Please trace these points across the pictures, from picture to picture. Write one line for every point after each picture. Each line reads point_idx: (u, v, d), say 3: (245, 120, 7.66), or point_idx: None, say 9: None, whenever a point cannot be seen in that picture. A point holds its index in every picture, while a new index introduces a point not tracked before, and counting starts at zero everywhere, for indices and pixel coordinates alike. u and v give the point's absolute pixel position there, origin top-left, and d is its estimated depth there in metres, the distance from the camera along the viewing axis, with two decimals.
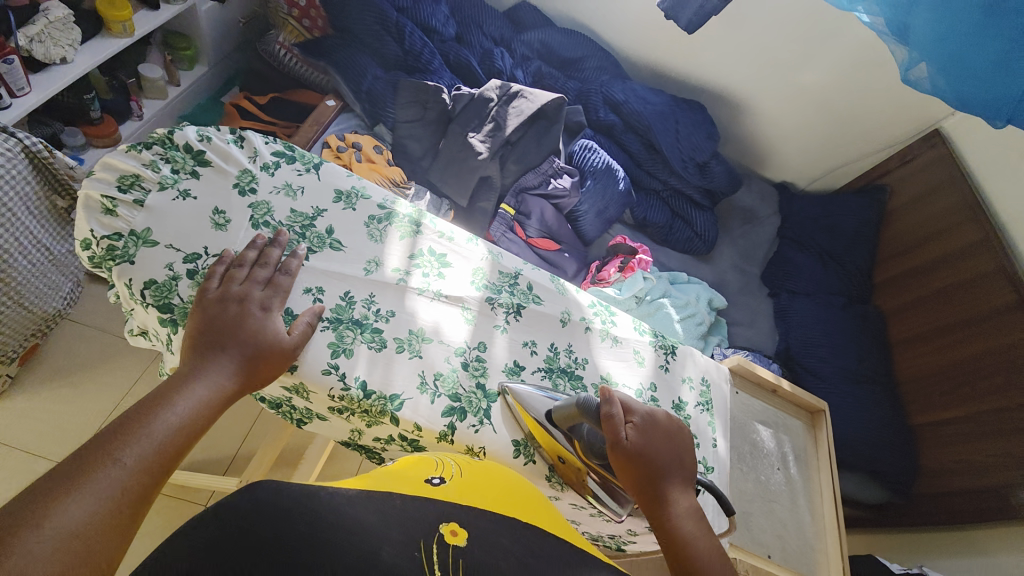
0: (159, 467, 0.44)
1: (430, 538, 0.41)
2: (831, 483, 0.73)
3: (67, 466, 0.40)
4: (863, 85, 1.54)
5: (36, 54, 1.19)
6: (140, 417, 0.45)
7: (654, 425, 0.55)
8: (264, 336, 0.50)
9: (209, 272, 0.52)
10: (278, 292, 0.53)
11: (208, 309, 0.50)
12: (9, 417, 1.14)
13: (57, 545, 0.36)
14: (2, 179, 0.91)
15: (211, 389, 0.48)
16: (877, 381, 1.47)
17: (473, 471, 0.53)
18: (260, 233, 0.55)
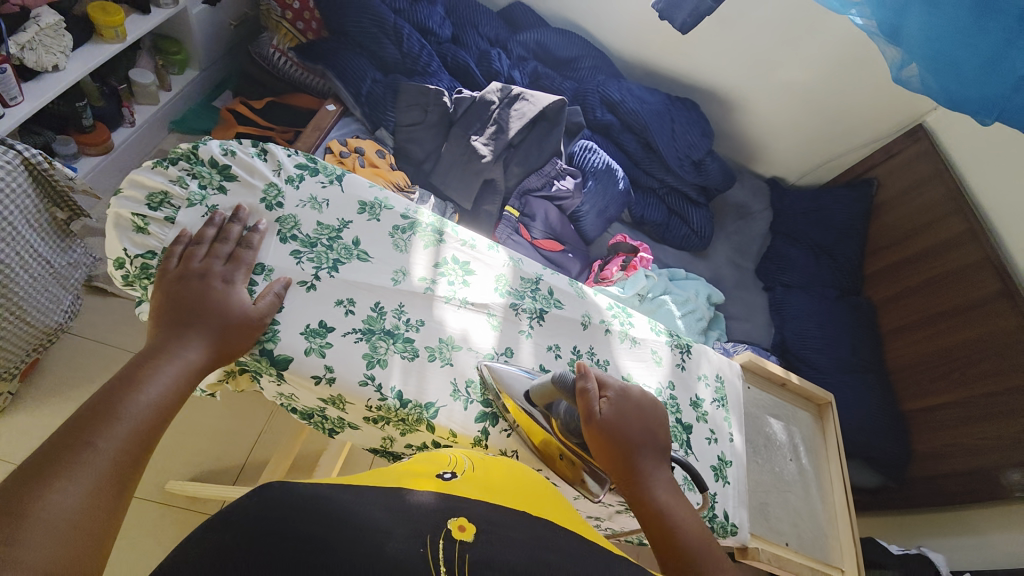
0: (140, 447, 0.43)
1: (436, 533, 0.37)
2: (840, 472, 0.77)
3: (37, 457, 0.39)
4: (851, 81, 1.57)
5: (28, 62, 1.16)
6: (112, 401, 0.43)
7: (626, 399, 0.56)
8: (230, 308, 0.51)
9: (167, 253, 0.52)
10: (241, 266, 0.53)
11: (171, 289, 0.50)
12: (8, 434, 1.11)
13: (42, 528, 0.35)
14: (3, 192, 0.89)
15: (181, 366, 0.48)
16: (870, 370, 1.51)
17: (488, 468, 0.51)
18: (218, 211, 0.56)
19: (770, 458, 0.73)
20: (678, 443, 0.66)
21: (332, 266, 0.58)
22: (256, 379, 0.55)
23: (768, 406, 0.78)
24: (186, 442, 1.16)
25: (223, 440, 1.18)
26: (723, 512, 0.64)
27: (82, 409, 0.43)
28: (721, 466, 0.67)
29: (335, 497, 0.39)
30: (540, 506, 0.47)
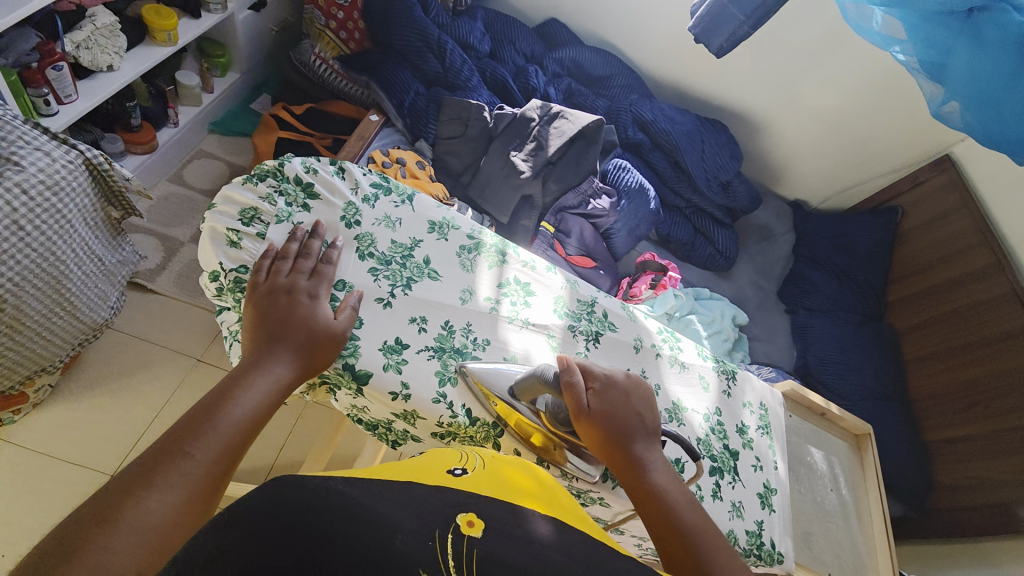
0: (228, 459, 0.46)
1: (444, 527, 0.35)
2: (878, 504, 0.82)
3: (141, 464, 0.42)
4: (882, 110, 1.57)
5: (83, 60, 1.19)
6: (209, 412, 0.46)
7: (613, 387, 0.57)
8: (316, 322, 0.53)
9: (256, 267, 0.55)
10: (323, 280, 0.56)
11: (262, 302, 0.53)
12: (50, 424, 1.14)
13: (143, 535, 0.38)
14: (64, 191, 0.92)
15: (271, 380, 0.50)
16: (893, 399, 1.50)
17: (499, 468, 0.49)
18: (299, 226, 0.59)
19: (812, 489, 0.78)
20: (727, 469, 0.67)
21: (406, 284, 0.61)
22: (332, 391, 0.58)
23: (811, 437, 0.82)
24: None
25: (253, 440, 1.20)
26: (770, 539, 0.66)
27: (184, 419, 0.46)
28: (767, 494, 0.69)
29: (349, 491, 0.37)
30: (549, 507, 0.45)
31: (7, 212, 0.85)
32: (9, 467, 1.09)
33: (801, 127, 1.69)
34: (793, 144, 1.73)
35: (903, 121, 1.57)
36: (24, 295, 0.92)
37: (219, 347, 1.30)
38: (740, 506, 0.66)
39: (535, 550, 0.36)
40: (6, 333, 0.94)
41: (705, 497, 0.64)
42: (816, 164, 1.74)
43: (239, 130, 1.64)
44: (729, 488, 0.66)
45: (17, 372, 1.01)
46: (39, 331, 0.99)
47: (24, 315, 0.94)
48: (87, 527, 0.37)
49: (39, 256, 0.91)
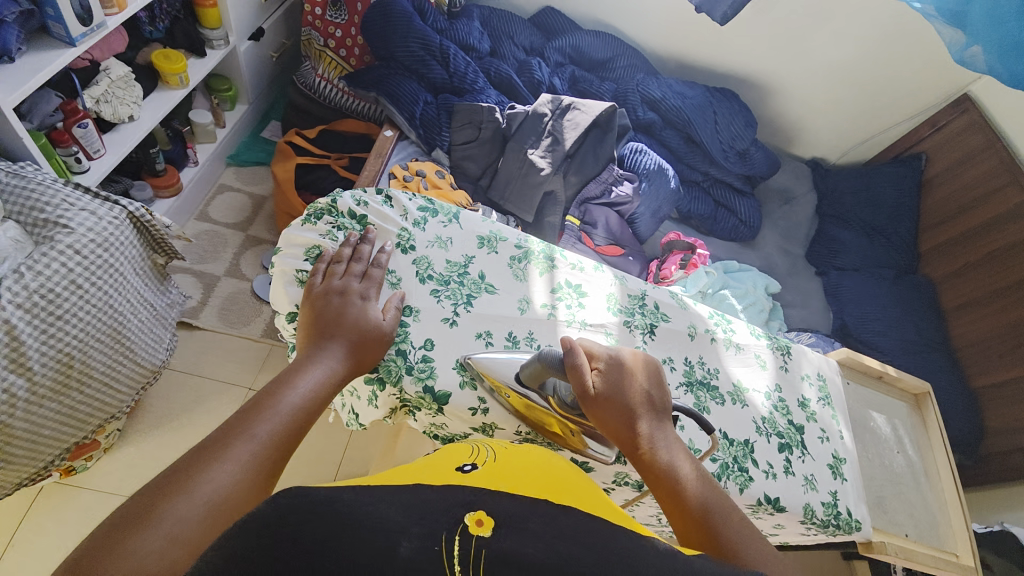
0: (287, 444, 0.46)
1: (453, 529, 0.33)
2: (944, 457, 0.85)
3: (208, 441, 0.43)
4: (891, 57, 1.53)
5: (105, 114, 1.22)
6: (271, 396, 0.48)
7: (619, 369, 0.57)
8: (366, 321, 0.57)
9: (314, 270, 0.61)
10: (373, 283, 0.61)
11: (317, 302, 0.58)
12: (118, 467, 1.18)
13: (206, 508, 0.39)
14: (116, 247, 0.96)
15: (324, 371, 0.52)
16: (937, 349, 1.42)
17: (509, 461, 0.51)
18: (351, 233, 0.65)
19: (881, 453, 0.81)
20: (796, 444, 0.68)
21: (467, 301, 0.65)
22: (412, 413, 0.63)
23: (872, 402, 0.85)
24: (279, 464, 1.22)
25: (310, 460, 1.23)
26: (846, 508, 0.67)
27: (247, 403, 0.47)
28: (837, 464, 0.70)
29: (354, 496, 0.35)
30: (562, 492, 0.46)
31: (64, 273, 0.89)
32: (87, 512, 1.12)
33: (812, 84, 1.65)
34: (805, 104, 1.70)
35: (915, 65, 1.52)
36: (87, 348, 0.92)
37: (267, 374, 1.34)
38: (813, 479, 0.67)
39: (543, 541, 0.34)
40: (75, 388, 0.93)
41: (778, 474, 0.65)
42: (831, 121, 1.70)
43: (254, 160, 1.66)
44: (800, 462, 0.67)
45: (89, 423, 0.99)
46: (105, 380, 0.98)
47: (91, 368, 0.94)
48: (157, 496, 0.39)
49: (96, 309, 0.93)
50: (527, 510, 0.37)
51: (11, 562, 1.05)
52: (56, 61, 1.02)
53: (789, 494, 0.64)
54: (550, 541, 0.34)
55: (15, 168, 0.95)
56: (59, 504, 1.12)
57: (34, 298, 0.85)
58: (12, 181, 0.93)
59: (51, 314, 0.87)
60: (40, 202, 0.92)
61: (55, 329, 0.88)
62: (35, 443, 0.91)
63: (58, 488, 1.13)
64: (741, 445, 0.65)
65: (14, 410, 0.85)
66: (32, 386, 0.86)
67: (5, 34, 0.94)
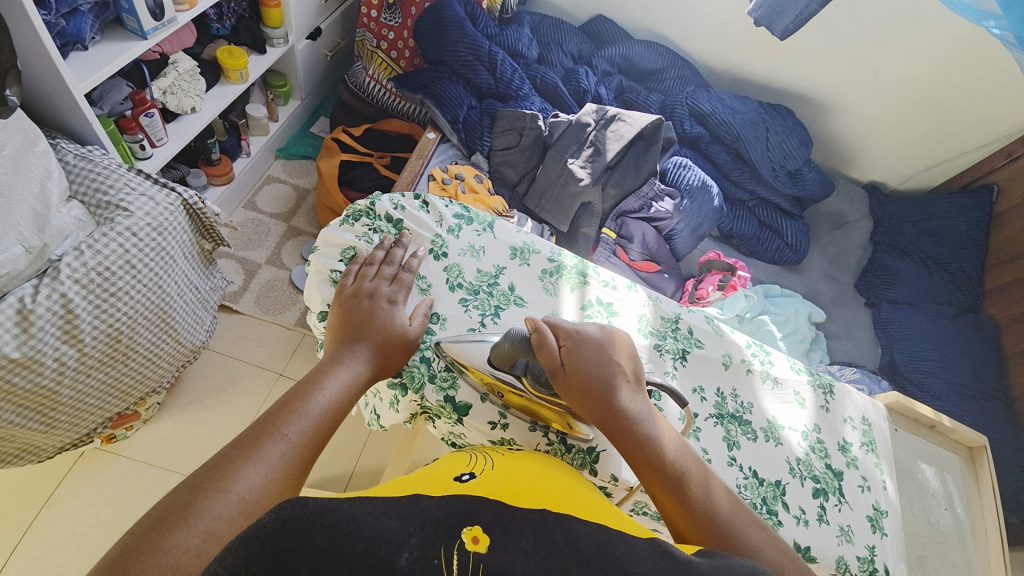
0: (315, 444, 0.47)
1: (450, 543, 0.33)
2: (995, 519, 0.78)
3: (242, 440, 0.44)
4: (965, 79, 1.42)
5: (170, 105, 1.30)
6: (301, 398, 0.49)
7: (588, 342, 0.55)
8: (393, 325, 0.57)
9: (347, 271, 0.62)
10: (402, 287, 0.61)
11: (347, 303, 0.59)
12: (155, 439, 1.24)
13: (241, 507, 0.40)
14: (170, 231, 1.02)
15: (350, 374, 0.52)
16: (996, 397, 1.28)
17: (509, 469, 0.50)
18: (384, 237, 0.66)
19: (926, 509, 0.75)
20: (832, 490, 0.64)
21: (494, 312, 0.65)
22: (432, 419, 0.63)
23: (921, 452, 0.79)
24: None
25: (330, 449, 1.25)
26: (884, 565, 0.62)
27: (277, 404, 0.48)
28: (877, 517, 0.65)
29: (354, 507, 0.34)
30: (562, 499, 0.45)
31: (120, 253, 0.94)
32: (123, 478, 1.19)
33: (875, 105, 1.55)
34: (865, 126, 1.60)
35: (991, 89, 1.41)
36: (135, 325, 0.97)
37: (297, 362, 1.38)
38: (848, 530, 0.62)
39: (535, 556, 0.34)
40: (121, 360, 0.98)
41: (810, 520, 0.61)
42: (893, 145, 1.60)
43: (302, 153, 1.72)
44: (836, 510, 0.63)
45: (130, 395, 1.06)
46: (148, 356, 1.03)
47: (136, 344, 0.99)
48: (193, 493, 0.40)
49: (146, 289, 0.97)
50: (530, 524, 0.37)
51: (51, 516, 1.13)
52: (127, 51, 1.08)
53: (821, 544, 0.60)
54: (544, 556, 0.34)
55: (83, 152, 1.02)
56: (98, 469, 1.19)
57: (92, 276, 0.91)
58: (79, 163, 1.00)
59: (106, 291, 0.92)
60: (105, 184, 0.98)
61: (107, 305, 0.92)
62: (77, 409, 0.97)
63: (97, 454, 1.20)
64: (772, 486, 0.61)
65: (63, 376, 0.90)
66: (82, 356, 0.91)
67: (79, 22, 1.00)
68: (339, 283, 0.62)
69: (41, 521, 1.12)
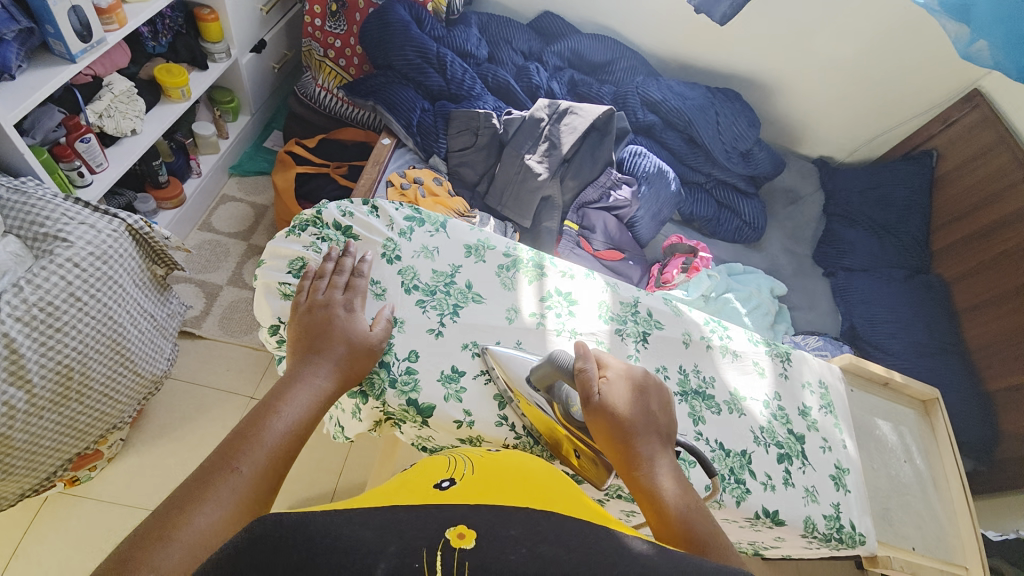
0: (272, 472, 0.46)
1: (433, 545, 0.33)
2: (953, 466, 0.83)
3: (195, 480, 0.43)
4: (896, 53, 1.49)
5: (108, 128, 1.24)
6: (255, 426, 0.48)
7: (626, 378, 0.57)
8: (352, 338, 0.57)
9: (298, 287, 0.61)
10: (357, 296, 0.61)
11: (303, 320, 0.58)
12: (122, 477, 1.18)
13: (193, 551, 0.39)
14: (117, 260, 0.97)
15: (308, 393, 0.52)
16: (950, 351, 1.35)
17: (489, 472, 0.49)
18: (331, 248, 0.64)
19: (887, 463, 0.79)
20: (796, 454, 0.66)
21: (453, 312, 0.65)
22: (398, 425, 0.63)
23: (878, 409, 0.83)
24: None
25: (310, 468, 1.23)
26: (850, 521, 0.65)
27: (229, 435, 0.47)
28: (840, 475, 0.67)
29: (329, 519, 0.33)
30: (542, 498, 0.44)
31: (63, 286, 0.90)
32: (92, 521, 1.13)
33: (816, 83, 1.62)
34: (809, 104, 1.67)
35: (922, 60, 1.48)
36: (87, 359, 0.93)
37: (268, 382, 1.35)
38: (814, 490, 0.65)
39: (525, 544, 0.34)
40: (74, 399, 0.93)
41: (777, 485, 0.63)
42: (836, 120, 1.67)
43: (256, 169, 1.67)
44: (801, 473, 0.65)
45: (89, 434, 1.01)
46: (105, 391, 0.98)
47: (91, 379, 0.95)
48: (141, 543, 0.38)
49: (96, 321, 0.93)
50: (513, 517, 0.37)
51: (17, 569, 1.07)
52: (57, 77, 1.03)
53: (789, 507, 0.62)
54: (532, 545, 0.34)
55: (17, 184, 0.97)
56: (63, 514, 1.13)
57: (34, 312, 0.87)
58: (12, 196, 0.94)
59: (51, 327, 0.88)
60: (40, 216, 0.94)
61: (53, 341, 0.88)
62: (33, 454, 0.92)
63: (61, 498, 1.14)
64: (738, 456, 0.63)
65: (13, 420, 0.85)
66: (31, 398, 0.87)
67: (3, 50, 0.96)
68: (291, 300, 0.61)
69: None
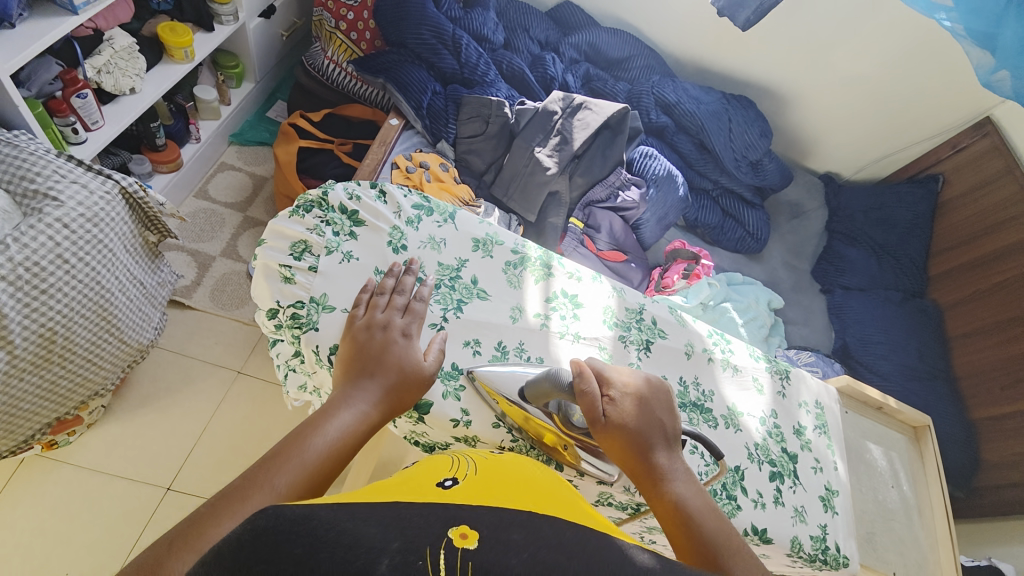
0: (306, 496, 0.44)
1: (436, 543, 0.31)
2: (939, 494, 0.84)
3: (235, 488, 0.42)
4: (914, 74, 1.48)
5: (106, 85, 1.20)
6: (301, 443, 0.46)
7: (630, 393, 0.56)
8: (406, 363, 0.55)
9: (357, 301, 0.59)
10: (415, 319, 0.58)
11: (360, 336, 0.56)
12: (103, 444, 1.17)
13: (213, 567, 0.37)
14: (111, 225, 0.94)
15: (357, 416, 0.50)
16: (938, 376, 1.36)
17: (493, 475, 0.47)
18: (395, 263, 0.63)
19: (874, 487, 0.79)
20: (787, 473, 0.66)
21: (457, 306, 0.63)
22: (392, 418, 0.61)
23: (869, 433, 0.84)
24: (265, 447, 1.22)
25: None
26: (835, 543, 0.65)
27: (273, 448, 0.46)
28: (829, 497, 0.68)
29: (332, 514, 0.32)
30: (544, 504, 0.43)
31: (51, 248, 0.87)
32: (68, 487, 1.11)
33: (831, 98, 1.60)
34: (822, 119, 1.65)
35: (939, 83, 1.46)
36: (73, 324, 0.90)
37: (257, 358, 1.32)
38: (802, 511, 0.65)
39: (526, 549, 0.33)
40: (57, 362, 0.91)
41: (767, 504, 0.63)
42: (847, 137, 1.66)
43: (257, 139, 1.63)
44: (791, 492, 0.65)
45: (70, 399, 0.98)
46: (89, 357, 0.96)
47: (74, 344, 0.92)
48: (169, 550, 0.38)
49: (85, 285, 0.90)
50: (514, 521, 0.36)
51: None
52: (56, 30, 0.98)
53: (776, 526, 0.62)
54: (534, 549, 0.33)
55: (9, 136, 0.93)
56: (39, 477, 1.11)
57: (21, 272, 0.84)
58: (3, 148, 0.91)
59: (37, 288, 0.85)
60: (32, 171, 0.90)
61: (39, 303, 0.86)
62: (11, 415, 0.90)
63: (39, 461, 1.12)
64: (731, 471, 0.63)
65: None
66: (12, 359, 0.85)
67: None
68: (349, 313, 0.59)
69: None
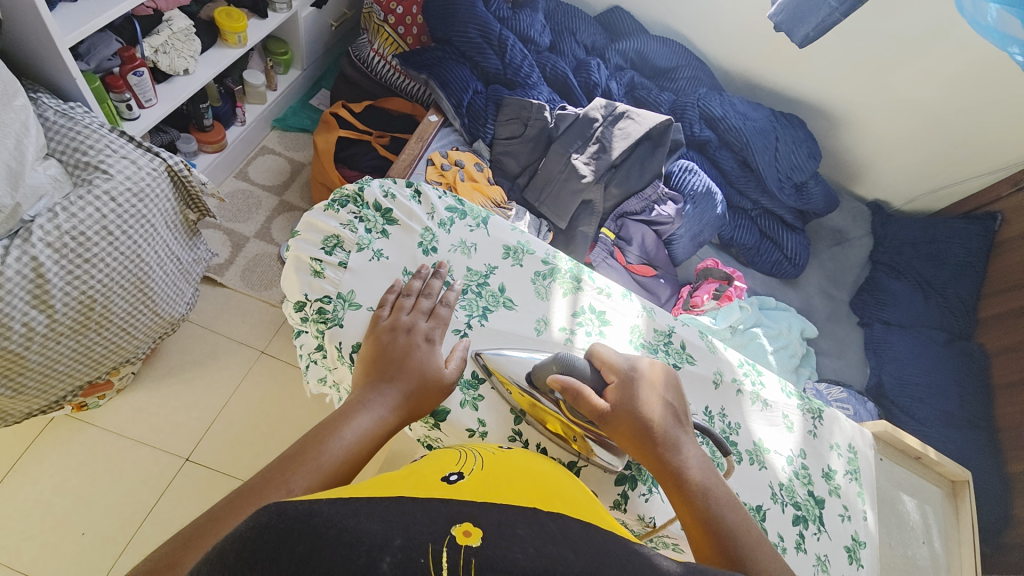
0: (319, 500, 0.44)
1: (439, 540, 0.30)
2: (973, 557, 0.78)
3: (250, 488, 0.43)
4: (981, 102, 1.39)
5: (161, 65, 1.24)
6: (317, 445, 0.46)
7: (641, 373, 0.56)
8: (428, 368, 0.54)
9: (382, 302, 0.59)
10: (439, 324, 0.58)
11: (383, 336, 0.56)
12: (128, 410, 1.21)
13: None
14: (153, 200, 0.97)
15: (375, 420, 0.50)
16: (980, 426, 1.27)
17: (499, 470, 0.46)
18: (425, 265, 0.62)
19: (904, 542, 0.75)
20: (812, 519, 0.63)
21: (482, 314, 0.62)
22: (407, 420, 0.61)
23: (904, 484, 0.79)
24: (280, 429, 1.24)
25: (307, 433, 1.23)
26: None
27: (291, 449, 0.46)
28: (855, 548, 0.64)
29: (335, 510, 0.31)
30: (552, 498, 0.42)
31: (97, 219, 0.90)
32: (92, 449, 1.16)
33: (888, 122, 1.52)
34: (876, 143, 1.57)
35: (1009, 114, 1.37)
36: (111, 294, 0.93)
37: (280, 340, 1.35)
38: (825, 560, 0.61)
39: (532, 544, 0.32)
40: (93, 329, 0.94)
41: (788, 549, 0.60)
42: (901, 165, 1.57)
43: (300, 125, 1.66)
44: (814, 539, 0.62)
45: (102, 364, 1.02)
46: (124, 326, 0.99)
47: (111, 313, 0.95)
48: (184, 550, 0.39)
49: (123, 257, 0.94)
50: (522, 524, 0.34)
51: (19, 479, 1.11)
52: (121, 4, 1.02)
53: (797, 573, 0.59)
54: (540, 544, 0.32)
55: (65, 109, 0.97)
56: (67, 436, 1.16)
57: (65, 240, 0.87)
58: (60, 120, 0.95)
59: (80, 256, 0.89)
60: (85, 144, 0.94)
61: (81, 271, 0.89)
62: (47, 375, 0.93)
63: (68, 421, 1.17)
64: (752, 510, 0.60)
65: (32, 342, 0.87)
66: (52, 323, 0.88)
67: None
68: (374, 312, 0.59)
69: (7, 484, 1.10)
